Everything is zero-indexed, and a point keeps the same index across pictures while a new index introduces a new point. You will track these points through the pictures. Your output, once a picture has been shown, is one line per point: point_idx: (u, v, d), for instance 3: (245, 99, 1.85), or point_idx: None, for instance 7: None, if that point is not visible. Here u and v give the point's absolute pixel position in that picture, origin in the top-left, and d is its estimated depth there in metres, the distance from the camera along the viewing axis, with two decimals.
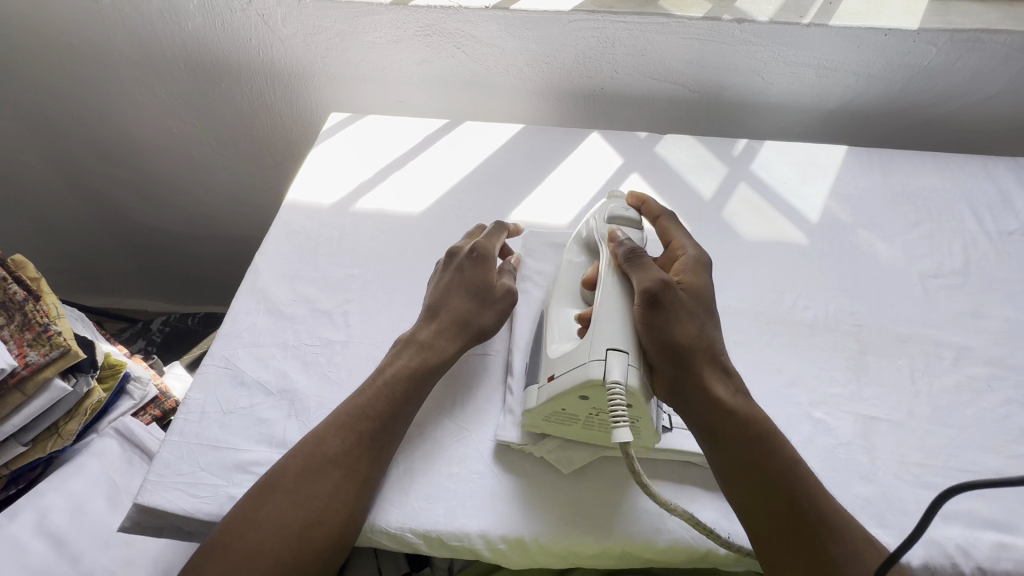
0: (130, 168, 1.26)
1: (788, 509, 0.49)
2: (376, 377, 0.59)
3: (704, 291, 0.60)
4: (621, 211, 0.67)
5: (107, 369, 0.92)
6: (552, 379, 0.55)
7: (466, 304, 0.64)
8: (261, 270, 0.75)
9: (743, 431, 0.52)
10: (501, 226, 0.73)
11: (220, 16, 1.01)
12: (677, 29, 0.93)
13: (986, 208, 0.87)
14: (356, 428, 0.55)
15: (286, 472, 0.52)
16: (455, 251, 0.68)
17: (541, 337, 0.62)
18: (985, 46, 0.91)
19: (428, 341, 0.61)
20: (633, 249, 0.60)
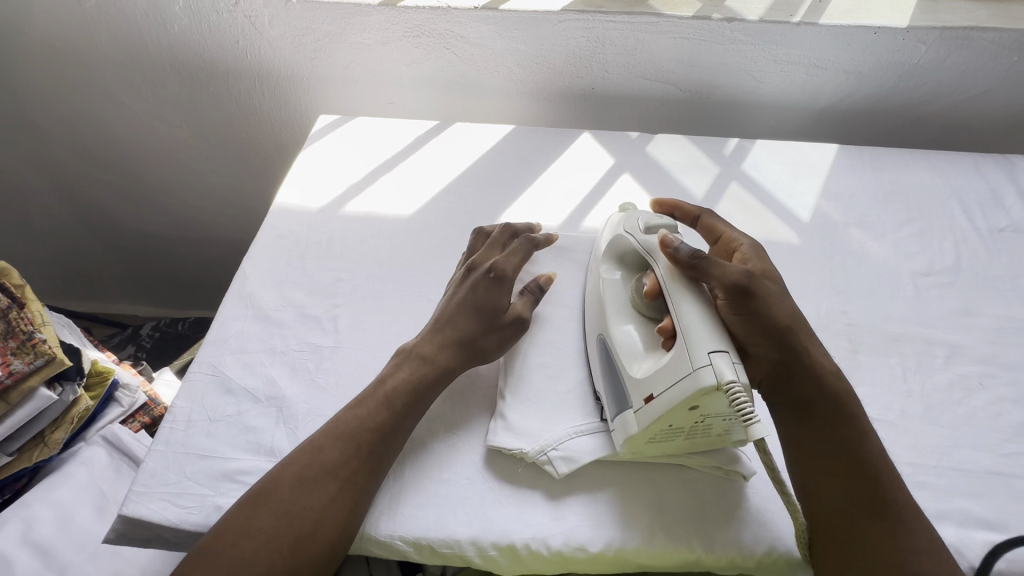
0: (118, 172, 1.24)
1: (875, 494, 0.50)
2: (375, 389, 0.58)
3: (775, 274, 0.60)
4: (656, 218, 0.62)
5: (95, 376, 0.90)
6: (651, 400, 0.51)
7: (471, 324, 0.62)
8: (249, 274, 0.74)
9: (837, 412, 0.54)
10: (529, 245, 0.70)
11: (206, 18, 1.00)
12: (667, 28, 0.92)
13: (976, 205, 0.87)
14: (355, 439, 0.54)
15: (282, 480, 0.52)
16: (472, 266, 0.67)
17: (609, 360, 0.59)
18: (974, 43, 0.91)
19: (429, 355, 0.60)
20: (697, 253, 0.54)
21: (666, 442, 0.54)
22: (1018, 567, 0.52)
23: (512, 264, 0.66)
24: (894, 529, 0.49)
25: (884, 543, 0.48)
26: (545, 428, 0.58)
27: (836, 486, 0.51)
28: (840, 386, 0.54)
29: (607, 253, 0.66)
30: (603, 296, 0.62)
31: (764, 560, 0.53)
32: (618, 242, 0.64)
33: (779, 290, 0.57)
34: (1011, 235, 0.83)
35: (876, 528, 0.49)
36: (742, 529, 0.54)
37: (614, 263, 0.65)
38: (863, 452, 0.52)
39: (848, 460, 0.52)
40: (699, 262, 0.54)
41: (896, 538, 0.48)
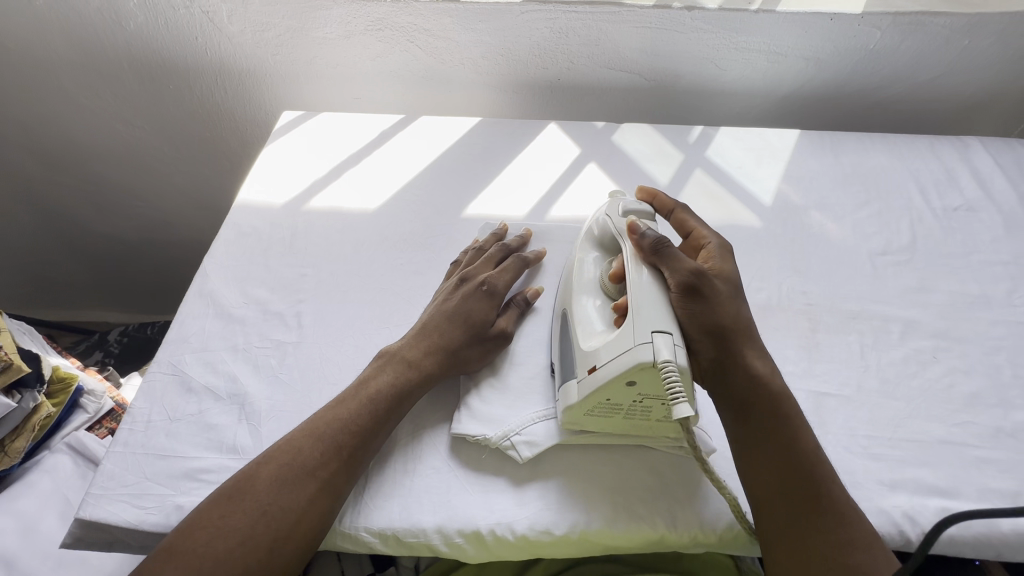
0: (79, 176, 1.22)
1: (810, 486, 0.51)
2: (358, 390, 0.57)
3: (733, 275, 0.59)
4: (634, 204, 0.63)
5: (57, 383, 0.89)
6: (594, 371, 0.52)
7: (457, 334, 0.61)
8: (210, 273, 0.73)
9: (773, 410, 0.54)
10: (522, 260, 0.69)
11: (163, 15, 0.98)
12: (628, 17, 0.93)
13: (933, 185, 0.90)
14: (335, 440, 0.53)
15: (260, 477, 0.50)
16: (465, 274, 0.67)
17: (566, 333, 0.59)
18: (927, 28, 0.93)
19: (416, 360, 0.59)
20: (660, 239, 0.55)
21: (606, 418, 0.54)
22: (966, 531, 0.54)
23: (505, 278, 0.67)
24: (832, 520, 0.49)
25: (818, 530, 0.49)
26: (508, 414, 0.58)
27: (770, 477, 0.51)
28: (780, 385, 0.55)
29: (586, 234, 0.65)
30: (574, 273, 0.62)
31: (725, 535, 0.54)
32: (597, 227, 0.64)
33: (730, 291, 0.57)
34: (965, 213, 0.85)
35: (814, 519, 0.49)
36: (704, 506, 0.55)
37: (592, 245, 0.64)
38: (797, 444, 0.52)
39: (783, 453, 0.52)
40: (661, 250, 0.55)
41: (829, 528, 0.49)
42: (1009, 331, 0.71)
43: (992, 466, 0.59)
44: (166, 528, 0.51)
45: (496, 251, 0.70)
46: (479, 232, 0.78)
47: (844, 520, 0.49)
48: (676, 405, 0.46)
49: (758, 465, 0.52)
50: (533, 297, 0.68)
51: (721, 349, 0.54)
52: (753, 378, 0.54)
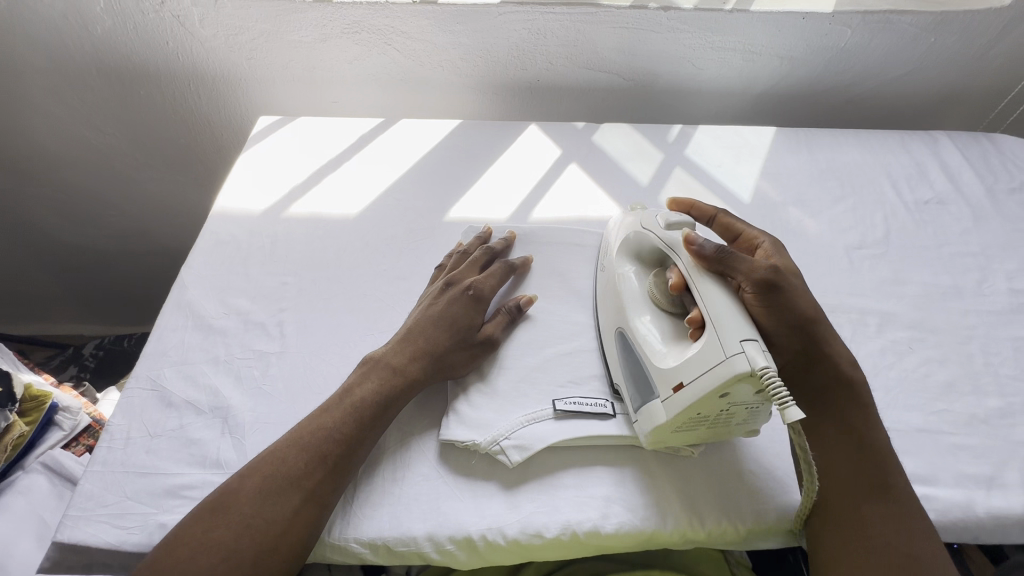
0: (48, 186, 1.18)
1: (878, 476, 0.52)
2: (342, 397, 0.57)
3: (797, 270, 0.60)
4: (675, 217, 0.61)
5: (29, 402, 0.86)
6: (682, 388, 0.51)
7: (442, 338, 0.61)
8: (187, 283, 0.72)
9: (852, 400, 0.55)
10: (507, 266, 0.69)
11: (132, 19, 0.96)
12: (606, 18, 0.93)
13: (904, 179, 0.92)
14: (320, 449, 0.52)
15: (244, 491, 0.49)
16: (451, 275, 0.67)
17: (629, 348, 0.59)
18: (896, 27, 0.96)
19: (401, 367, 0.59)
20: (722, 247, 0.54)
21: (691, 431, 0.54)
22: (944, 517, 0.56)
23: (491, 283, 0.67)
24: (892, 513, 0.50)
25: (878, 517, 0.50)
26: (497, 418, 0.58)
27: (837, 468, 0.53)
28: (853, 379, 0.56)
29: (623, 250, 0.66)
30: (620, 290, 0.62)
31: (714, 531, 0.54)
32: (633, 237, 0.65)
33: (800, 283, 0.58)
34: (936, 206, 0.88)
35: (875, 511, 0.50)
36: (693, 503, 0.55)
37: (629, 259, 0.65)
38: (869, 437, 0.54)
39: (857, 445, 0.53)
40: (725, 257, 0.54)
41: (892, 519, 0.50)
42: (981, 320, 0.73)
43: (966, 452, 0.61)
44: (148, 548, 0.50)
45: (481, 255, 0.70)
46: (463, 235, 0.77)
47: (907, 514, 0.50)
48: (786, 409, 0.44)
49: (835, 457, 0.53)
50: (526, 304, 0.67)
51: (803, 341, 0.55)
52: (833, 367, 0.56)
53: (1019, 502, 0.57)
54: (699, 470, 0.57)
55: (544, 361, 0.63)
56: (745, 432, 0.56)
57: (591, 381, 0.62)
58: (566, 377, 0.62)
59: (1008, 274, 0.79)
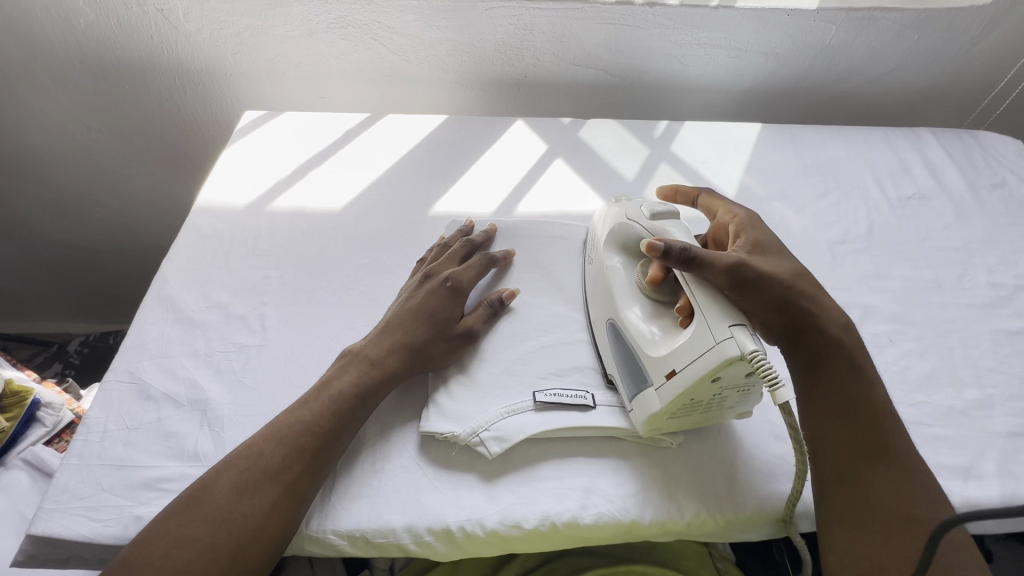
0: (32, 181, 1.17)
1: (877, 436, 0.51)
2: (320, 390, 0.56)
3: (772, 241, 0.60)
4: (659, 206, 0.63)
5: (11, 397, 0.86)
6: (674, 375, 0.51)
7: (420, 331, 0.61)
8: (169, 277, 0.71)
9: (847, 363, 0.54)
10: (489, 259, 0.69)
11: (116, 13, 0.95)
12: (592, 14, 0.93)
13: (888, 175, 0.93)
14: (297, 443, 0.52)
15: (219, 485, 0.49)
16: (433, 269, 0.67)
17: (618, 339, 0.59)
18: (879, 24, 0.96)
19: (381, 359, 0.59)
20: (686, 247, 0.53)
21: (683, 418, 0.55)
22: None
23: (469, 275, 0.66)
24: (898, 475, 0.49)
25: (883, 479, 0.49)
26: (477, 410, 0.58)
27: (837, 435, 0.52)
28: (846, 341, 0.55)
29: (609, 240, 0.65)
30: (608, 282, 0.62)
31: (694, 521, 0.54)
32: (618, 230, 0.65)
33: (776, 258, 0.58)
34: (918, 202, 0.89)
35: (879, 474, 0.49)
36: (671, 493, 0.56)
37: (614, 250, 0.65)
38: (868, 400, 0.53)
39: (857, 404, 0.53)
40: (692, 258, 0.53)
41: (894, 479, 0.49)
42: (961, 313, 0.74)
43: (945, 443, 0.61)
44: (124, 541, 0.50)
45: (462, 248, 0.70)
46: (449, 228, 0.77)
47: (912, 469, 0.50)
48: (778, 389, 0.46)
49: (834, 422, 0.52)
50: (507, 299, 0.66)
51: (786, 316, 0.55)
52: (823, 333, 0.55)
53: (995, 492, 0.57)
54: (680, 463, 0.57)
55: (524, 354, 0.63)
56: (736, 415, 0.57)
57: (572, 373, 0.62)
58: (547, 369, 0.62)
59: (988, 269, 0.79)
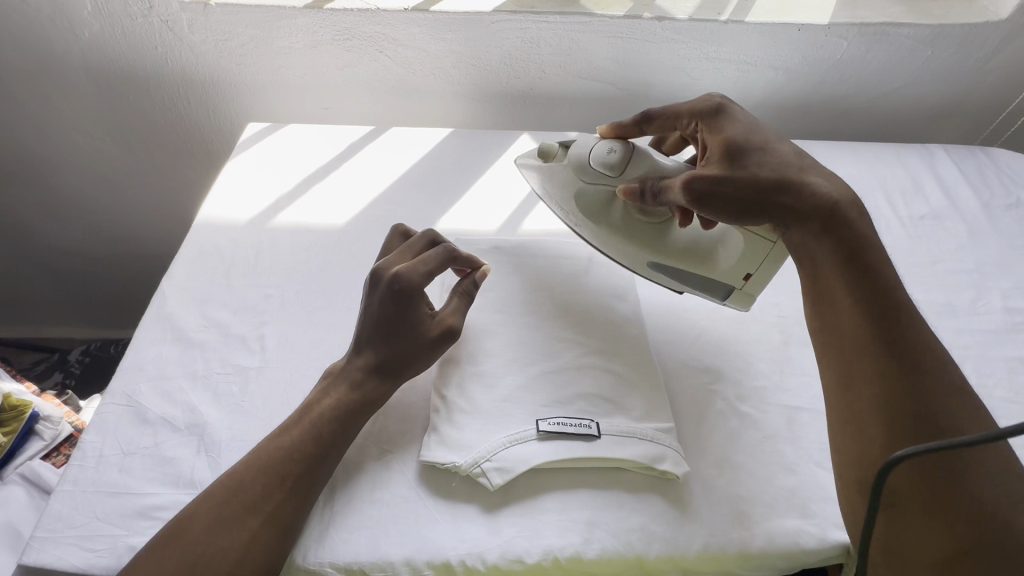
0: (35, 189, 1.17)
1: (894, 337, 0.48)
2: (303, 414, 0.56)
3: (739, 137, 0.61)
4: (604, 157, 0.67)
5: (9, 411, 0.86)
6: (753, 277, 0.65)
7: (390, 346, 0.59)
8: (169, 295, 0.70)
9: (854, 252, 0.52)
10: (443, 256, 0.62)
11: (120, 24, 0.95)
12: (599, 27, 0.92)
13: (899, 194, 0.91)
14: (277, 472, 0.51)
15: (199, 517, 0.49)
16: (378, 270, 0.61)
17: (669, 272, 0.69)
18: (892, 39, 0.95)
19: (359, 380, 0.58)
20: (652, 188, 0.63)
21: None
22: None
23: (422, 269, 0.60)
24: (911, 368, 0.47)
25: (901, 383, 0.47)
26: (479, 438, 0.57)
27: (844, 327, 0.51)
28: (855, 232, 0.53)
29: (585, 204, 0.71)
30: (628, 240, 0.69)
31: (700, 557, 0.53)
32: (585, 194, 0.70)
33: (747, 157, 0.59)
34: (931, 222, 0.87)
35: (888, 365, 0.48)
36: (676, 526, 0.54)
37: (600, 210, 0.70)
38: (889, 301, 0.50)
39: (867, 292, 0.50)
40: (658, 196, 0.63)
41: (905, 371, 0.47)
42: (975, 339, 0.72)
43: None
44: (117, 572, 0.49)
45: (417, 244, 0.64)
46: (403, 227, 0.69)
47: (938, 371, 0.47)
48: None
49: (839, 325, 0.51)
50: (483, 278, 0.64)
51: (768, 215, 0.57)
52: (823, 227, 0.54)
53: None
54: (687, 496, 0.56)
55: (527, 380, 0.62)
56: None
57: (576, 401, 0.60)
58: (550, 396, 0.61)
59: (1003, 293, 0.78)
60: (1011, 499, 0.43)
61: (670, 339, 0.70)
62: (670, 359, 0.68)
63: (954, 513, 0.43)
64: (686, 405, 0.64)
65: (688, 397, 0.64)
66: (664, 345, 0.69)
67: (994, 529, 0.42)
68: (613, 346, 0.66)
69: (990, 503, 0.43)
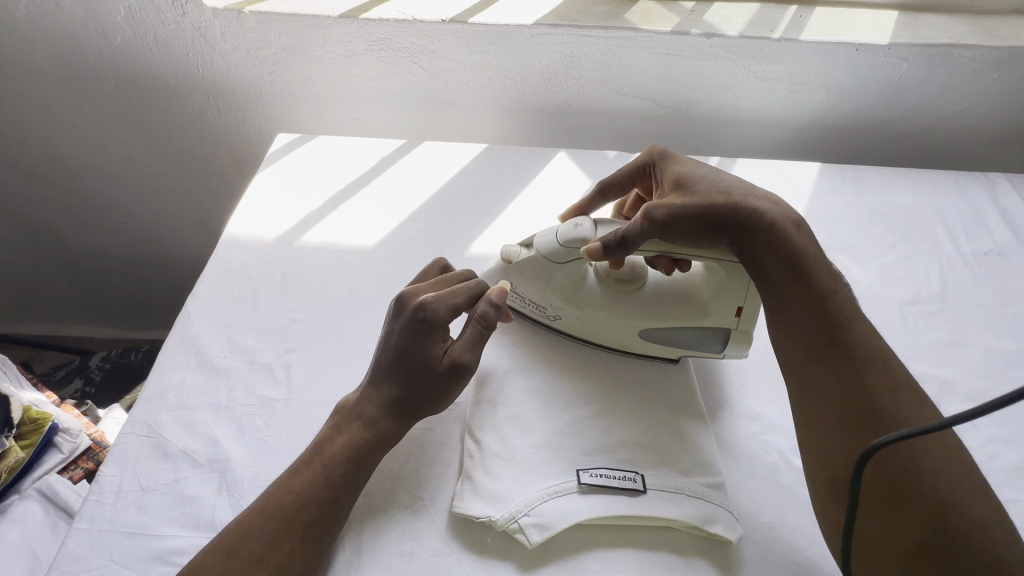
0: (63, 191, 1.16)
1: (839, 348, 0.51)
2: (316, 453, 0.53)
3: (687, 172, 0.63)
4: (568, 236, 0.61)
5: (28, 424, 0.83)
6: (742, 311, 0.62)
7: (406, 383, 0.56)
8: (193, 317, 0.68)
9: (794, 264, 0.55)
10: (471, 289, 0.58)
11: (152, 30, 0.93)
12: (644, 43, 0.88)
13: (961, 227, 0.85)
14: (286, 520, 0.48)
15: (204, 572, 0.46)
16: (404, 297, 0.58)
17: (666, 338, 0.64)
18: (956, 61, 0.89)
19: (372, 417, 0.55)
20: (615, 237, 0.58)
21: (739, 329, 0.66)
22: None
23: (449, 301, 0.56)
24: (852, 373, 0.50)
25: (856, 392, 0.49)
26: (517, 490, 0.53)
27: (800, 344, 0.53)
28: (799, 242, 0.56)
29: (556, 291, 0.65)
30: (613, 315, 0.64)
31: None
32: (552, 281, 0.65)
33: (696, 186, 0.60)
34: (996, 259, 0.81)
35: (832, 374, 0.51)
36: None
37: (572, 292, 0.65)
38: (830, 308, 0.53)
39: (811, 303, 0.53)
40: (624, 243, 0.57)
41: (852, 379, 0.50)
42: None
43: None
44: None
45: (452, 279, 0.62)
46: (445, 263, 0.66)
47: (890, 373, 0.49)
48: None
49: (792, 330, 0.54)
50: (499, 298, 0.58)
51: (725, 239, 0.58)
52: (771, 239, 0.56)
53: None
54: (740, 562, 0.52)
55: (567, 425, 0.58)
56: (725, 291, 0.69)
57: (619, 450, 0.56)
58: (592, 444, 0.57)
59: None
60: (970, 495, 0.45)
61: (718, 382, 0.66)
62: (720, 406, 0.63)
63: (915, 514, 0.45)
64: (736, 458, 0.59)
65: (739, 449, 0.60)
66: (712, 389, 0.65)
67: (957, 526, 0.43)
68: (657, 390, 0.62)
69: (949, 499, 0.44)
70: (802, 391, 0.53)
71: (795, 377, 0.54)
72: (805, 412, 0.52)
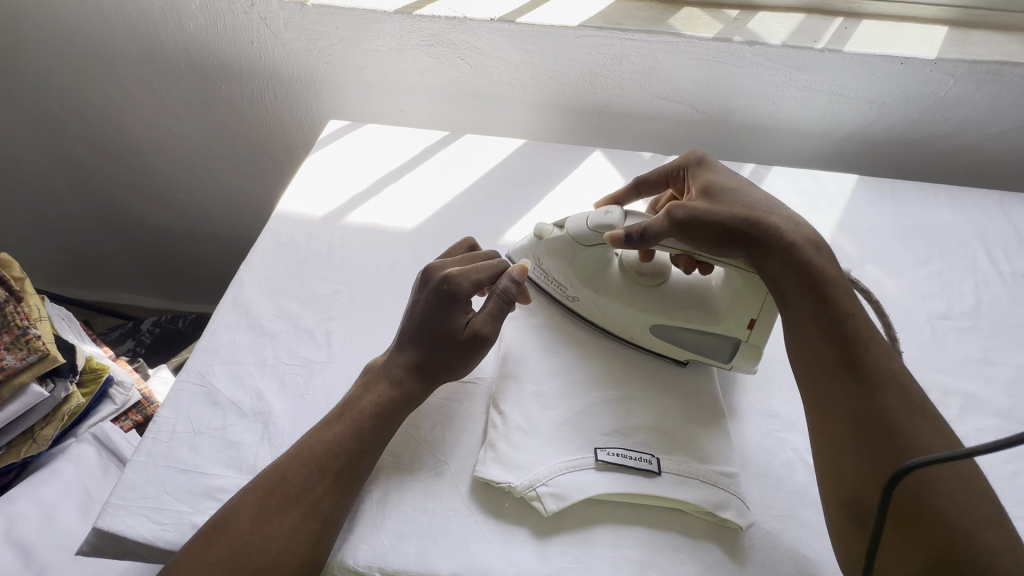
0: (130, 166, 1.25)
1: (854, 366, 0.51)
2: (345, 408, 0.57)
3: (716, 182, 0.66)
4: (598, 219, 0.63)
5: (88, 373, 0.90)
6: (756, 322, 0.62)
7: (431, 349, 0.59)
8: (246, 282, 0.73)
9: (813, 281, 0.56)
10: (495, 265, 0.62)
11: (222, 20, 1.00)
12: (686, 49, 0.90)
13: (1001, 246, 0.84)
14: (321, 466, 0.52)
15: (243, 507, 0.50)
16: (431, 270, 0.62)
17: (674, 337, 0.64)
18: (1006, 78, 0.88)
19: (400, 377, 0.58)
20: (641, 230, 0.60)
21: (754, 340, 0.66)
22: None
23: (474, 276, 0.60)
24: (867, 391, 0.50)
25: (870, 410, 0.49)
26: (536, 461, 0.56)
27: (817, 360, 0.54)
28: (817, 260, 0.57)
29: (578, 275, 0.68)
30: (625, 308, 0.65)
31: None
32: (576, 265, 0.67)
33: (722, 197, 0.63)
34: None
35: (847, 389, 0.51)
36: None
37: (593, 279, 0.67)
38: (847, 325, 0.53)
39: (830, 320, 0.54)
40: (647, 237, 0.60)
41: (867, 397, 0.50)
42: None
43: None
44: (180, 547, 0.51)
45: (477, 256, 0.66)
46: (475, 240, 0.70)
47: (903, 391, 0.50)
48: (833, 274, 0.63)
49: (808, 344, 0.55)
50: (519, 275, 0.61)
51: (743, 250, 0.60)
52: (785, 256, 0.58)
53: None
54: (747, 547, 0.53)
55: (587, 406, 0.61)
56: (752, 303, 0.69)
57: (637, 434, 0.59)
58: (610, 426, 0.59)
59: None
60: (983, 517, 0.45)
61: (739, 378, 0.67)
62: (739, 401, 0.65)
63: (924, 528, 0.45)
64: (751, 451, 0.61)
65: (754, 442, 0.61)
66: (732, 385, 0.66)
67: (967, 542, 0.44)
68: (675, 382, 0.64)
69: (958, 517, 0.45)
70: (818, 408, 0.53)
71: (809, 390, 0.54)
72: (818, 424, 0.53)
